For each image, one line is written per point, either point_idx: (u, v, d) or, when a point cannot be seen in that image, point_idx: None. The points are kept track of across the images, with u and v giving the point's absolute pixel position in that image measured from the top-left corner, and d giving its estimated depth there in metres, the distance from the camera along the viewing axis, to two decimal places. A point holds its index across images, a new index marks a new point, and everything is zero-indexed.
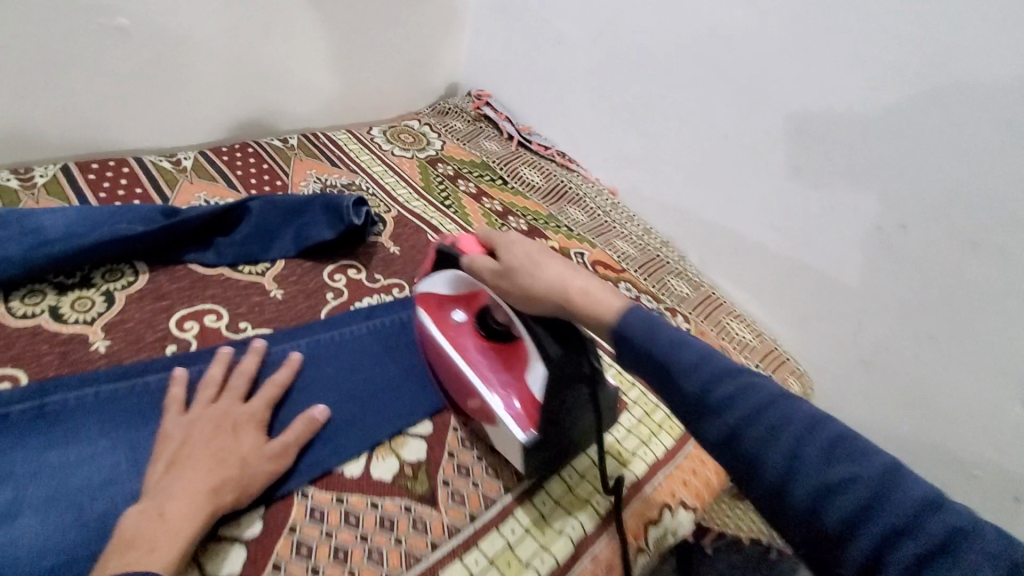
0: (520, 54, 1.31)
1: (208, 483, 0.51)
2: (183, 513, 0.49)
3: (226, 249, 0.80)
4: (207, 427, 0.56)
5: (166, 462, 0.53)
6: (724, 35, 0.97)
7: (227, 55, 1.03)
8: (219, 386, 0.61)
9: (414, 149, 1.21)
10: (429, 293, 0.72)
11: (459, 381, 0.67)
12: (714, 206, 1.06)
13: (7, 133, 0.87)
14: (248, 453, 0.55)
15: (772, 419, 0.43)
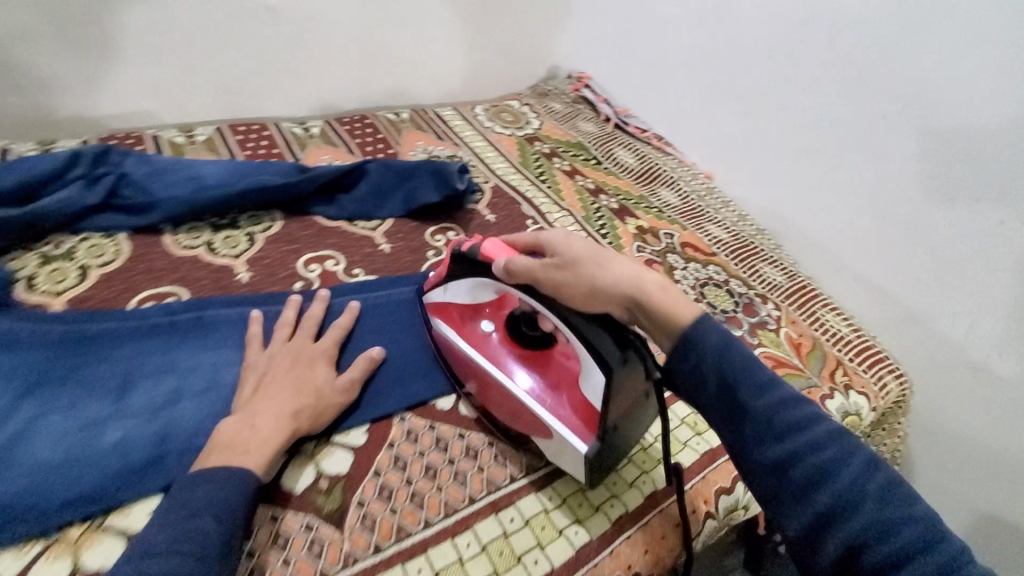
0: (625, 37, 1.32)
1: (289, 409, 0.57)
2: (278, 422, 0.56)
3: (346, 205, 0.90)
4: (286, 359, 0.62)
5: (252, 386, 0.60)
6: (840, 14, 0.94)
7: (355, 35, 1.14)
8: (291, 327, 0.67)
9: (514, 127, 1.26)
10: (448, 305, 0.69)
11: (498, 393, 0.63)
12: (817, 195, 1.03)
13: (179, 96, 1.03)
14: (322, 385, 0.61)
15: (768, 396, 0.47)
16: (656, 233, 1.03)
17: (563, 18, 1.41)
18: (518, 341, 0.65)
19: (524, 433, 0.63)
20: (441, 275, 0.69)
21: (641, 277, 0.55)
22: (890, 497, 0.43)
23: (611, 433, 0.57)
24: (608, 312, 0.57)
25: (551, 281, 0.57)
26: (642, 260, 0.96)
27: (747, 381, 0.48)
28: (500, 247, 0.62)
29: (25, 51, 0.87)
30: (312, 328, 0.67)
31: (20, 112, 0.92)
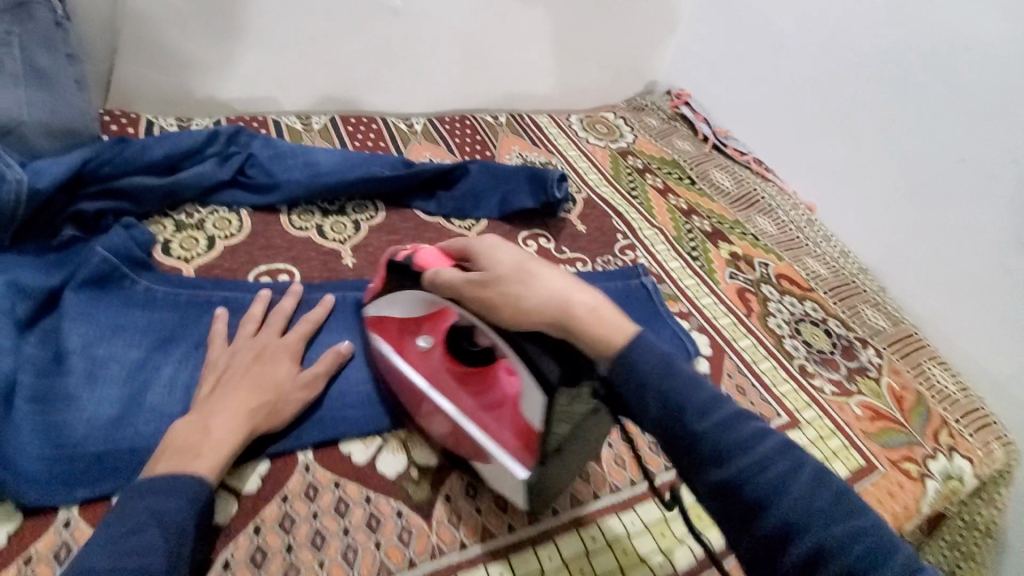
0: (732, 56, 1.29)
1: (249, 405, 0.55)
2: (235, 419, 0.54)
3: (445, 202, 0.93)
4: (247, 355, 0.60)
5: (211, 383, 0.58)
6: (977, 50, 0.91)
7: (465, 39, 1.18)
8: (257, 323, 0.65)
9: (608, 139, 1.26)
10: (381, 318, 0.65)
11: (432, 412, 0.60)
12: (926, 239, 0.98)
13: (299, 85, 1.09)
14: (283, 381, 0.59)
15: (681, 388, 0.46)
16: (750, 261, 1.00)
17: (669, 33, 1.40)
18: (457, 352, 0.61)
19: (464, 455, 0.59)
20: (376, 292, 0.67)
21: (598, 316, 0.51)
22: (824, 489, 0.42)
23: (552, 459, 0.52)
24: (546, 332, 0.53)
25: (490, 295, 0.55)
26: (734, 287, 0.94)
27: (733, 443, 0.44)
28: (435, 254, 0.63)
29: (179, 35, 0.95)
30: (279, 328, 0.65)
31: (165, 91, 1.00)
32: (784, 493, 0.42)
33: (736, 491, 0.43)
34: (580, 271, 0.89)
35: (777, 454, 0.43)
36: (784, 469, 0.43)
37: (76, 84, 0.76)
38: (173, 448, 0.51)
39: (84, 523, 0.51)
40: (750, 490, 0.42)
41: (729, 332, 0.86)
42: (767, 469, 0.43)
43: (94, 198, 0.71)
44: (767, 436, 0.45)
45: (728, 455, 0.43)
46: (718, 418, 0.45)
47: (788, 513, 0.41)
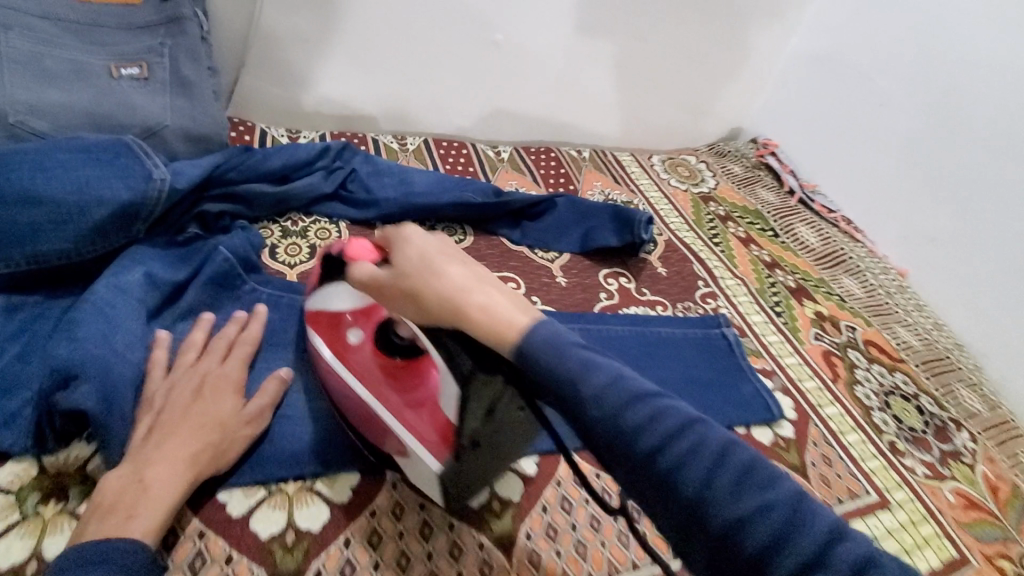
0: (824, 110, 1.28)
1: (190, 451, 0.51)
2: (173, 472, 0.49)
3: (531, 232, 0.94)
4: (187, 392, 0.55)
5: (146, 427, 0.53)
6: None
7: (559, 74, 1.21)
8: (198, 351, 0.60)
9: (689, 183, 1.25)
10: (320, 313, 0.64)
11: (360, 414, 0.58)
12: None
13: (399, 106, 1.15)
14: (226, 419, 0.54)
15: (592, 391, 0.41)
16: (836, 322, 0.96)
17: (759, 82, 1.39)
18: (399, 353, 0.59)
19: (384, 450, 0.57)
20: (313, 288, 0.66)
21: (441, 277, 0.48)
22: (747, 475, 0.38)
23: (470, 449, 0.53)
24: (461, 331, 0.51)
25: (395, 293, 0.52)
26: (820, 349, 0.90)
27: (653, 436, 0.39)
28: (366, 247, 0.59)
29: (299, 53, 1.02)
30: (223, 351, 0.61)
31: (279, 104, 1.06)
32: (723, 489, 0.37)
33: (666, 488, 0.38)
34: (660, 315, 0.88)
35: (702, 440, 0.39)
36: (709, 454, 0.38)
37: (214, 95, 0.83)
38: (104, 508, 0.47)
39: (216, 535, 0.51)
40: (682, 482, 0.38)
41: (814, 398, 0.82)
42: (695, 461, 0.38)
43: (216, 201, 0.77)
44: (683, 419, 0.40)
45: (646, 446, 0.39)
46: (621, 402, 0.40)
47: (722, 503, 0.37)
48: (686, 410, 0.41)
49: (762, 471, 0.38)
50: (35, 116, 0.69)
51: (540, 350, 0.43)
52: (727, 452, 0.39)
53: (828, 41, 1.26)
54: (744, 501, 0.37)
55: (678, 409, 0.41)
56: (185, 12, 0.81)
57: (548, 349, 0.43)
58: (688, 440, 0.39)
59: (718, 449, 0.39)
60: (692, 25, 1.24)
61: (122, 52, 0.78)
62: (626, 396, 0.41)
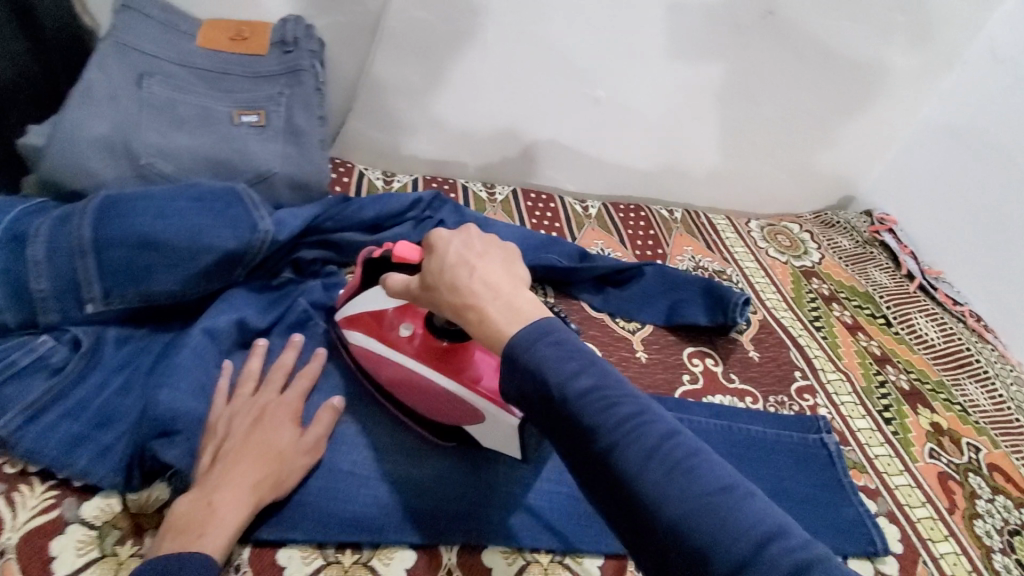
0: (961, 189, 1.15)
1: (253, 479, 0.52)
2: (239, 497, 0.51)
3: (613, 299, 0.90)
4: (246, 420, 0.57)
5: (209, 455, 0.54)
6: None
7: (660, 131, 1.17)
8: (256, 382, 0.62)
9: (789, 254, 1.15)
10: (359, 316, 0.65)
11: (430, 395, 0.61)
12: None
13: (491, 155, 1.15)
14: (286, 448, 0.56)
15: (613, 429, 0.39)
16: (955, 439, 0.84)
17: (878, 151, 1.28)
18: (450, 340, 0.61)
19: (456, 425, 0.62)
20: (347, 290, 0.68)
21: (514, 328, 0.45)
22: (775, 540, 0.35)
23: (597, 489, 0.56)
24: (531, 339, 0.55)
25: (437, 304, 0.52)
26: (935, 470, 0.79)
27: (673, 493, 0.36)
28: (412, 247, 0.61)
29: (403, 101, 1.05)
30: (281, 383, 0.62)
31: (379, 146, 1.10)
32: (732, 536, 0.35)
33: (672, 539, 0.36)
34: (749, 408, 0.81)
35: (724, 499, 0.36)
36: (712, 502, 0.36)
37: (320, 143, 0.85)
38: (175, 529, 0.49)
39: (250, 569, 0.52)
40: (687, 533, 0.35)
41: (926, 531, 0.72)
42: (699, 509, 0.36)
43: (312, 248, 0.79)
44: (712, 482, 0.37)
45: (648, 488, 0.37)
46: (645, 449, 0.38)
47: (729, 555, 0.34)
48: (697, 452, 0.39)
49: (768, 519, 0.36)
50: (164, 160, 0.76)
51: (558, 377, 0.41)
52: (750, 516, 0.36)
53: (967, 117, 1.14)
54: (751, 552, 0.34)
55: (688, 452, 0.38)
56: (303, 64, 0.87)
57: (570, 385, 0.41)
58: (710, 499, 0.36)
59: (742, 510, 0.36)
60: (810, 87, 1.16)
61: (246, 100, 0.84)
62: (638, 437, 0.38)
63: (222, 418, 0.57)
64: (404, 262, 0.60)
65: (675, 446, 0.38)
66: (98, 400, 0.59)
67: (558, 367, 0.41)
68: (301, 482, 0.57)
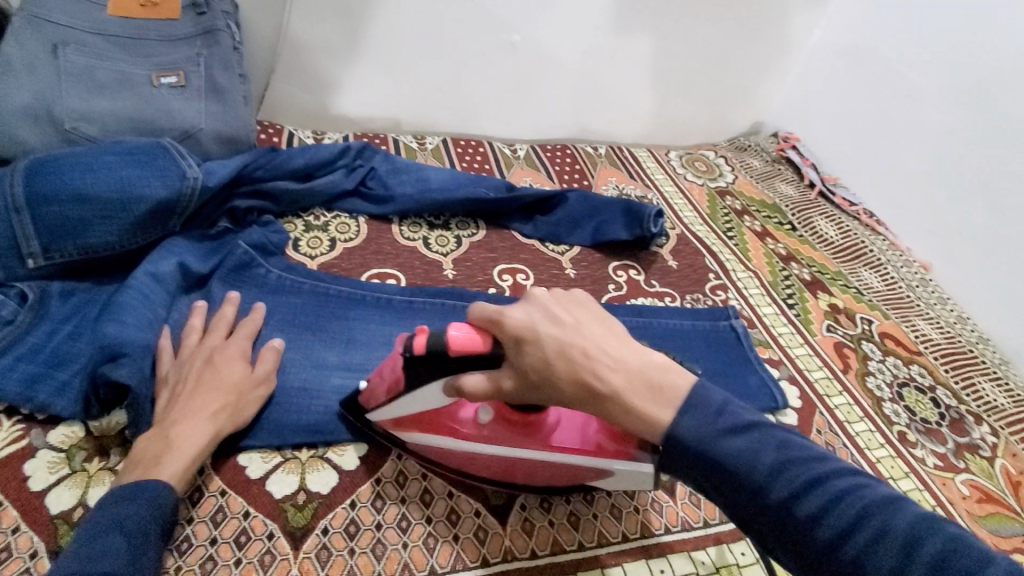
0: (851, 101, 1.26)
1: (211, 410, 0.55)
2: (200, 427, 0.54)
3: (542, 226, 0.97)
4: (197, 362, 0.60)
5: (167, 396, 0.58)
6: None
7: (578, 73, 1.23)
8: (202, 331, 0.64)
9: (706, 177, 1.25)
10: (415, 415, 0.58)
11: (557, 470, 0.57)
12: None
13: (419, 108, 1.19)
14: (239, 381, 0.59)
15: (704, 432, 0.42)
16: (851, 315, 0.95)
17: (779, 77, 1.39)
18: (499, 405, 0.55)
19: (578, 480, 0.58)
20: (376, 388, 0.57)
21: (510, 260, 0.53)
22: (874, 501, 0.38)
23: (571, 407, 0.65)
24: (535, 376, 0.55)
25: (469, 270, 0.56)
26: (832, 341, 0.90)
27: (772, 479, 0.40)
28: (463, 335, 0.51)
29: (326, 59, 1.08)
30: (225, 329, 0.64)
31: (307, 107, 1.13)
32: (831, 505, 0.38)
33: (737, 479, 0.41)
34: (668, 306, 0.89)
35: (821, 476, 0.39)
36: (765, 444, 0.42)
37: (243, 100, 0.89)
38: (135, 463, 0.52)
39: (215, 471, 0.57)
40: (750, 471, 0.41)
41: (822, 388, 0.82)
42: (756, 450, 0.41)
43: (246, 198, 0.83)
44: (800, 461, 0.40)
45: (716, 444, 0.42)
46: (736, 444, 0.42)
47: (788, 482, 0.40)
48: (741, 406, 0.44)
49: (857, 482, 0.39)
50: (86, 123, 0.78)
51: (623, 369, 0.45)
52: (850, 484, 0.39)
53: (853, 35, 1.25)
54: (807, 477, 0.40)
55: (731, 405, 0.44)
56: (218, 24, 0.88)
57: (653, 404, 0.44)
58: (807, 477, 0.39)
59: (844, 483, 0.39)
60: (712, 20, 1.24)
61: (164, 62, 0.85)
62: (727, 436, 0.42)
63: (174, 362, 0.60)
64: (471, 355, 0.50)
65: (764, 438, 0.42)
66: (51, 343, 0.62)
67: (674, 415, 0.44)
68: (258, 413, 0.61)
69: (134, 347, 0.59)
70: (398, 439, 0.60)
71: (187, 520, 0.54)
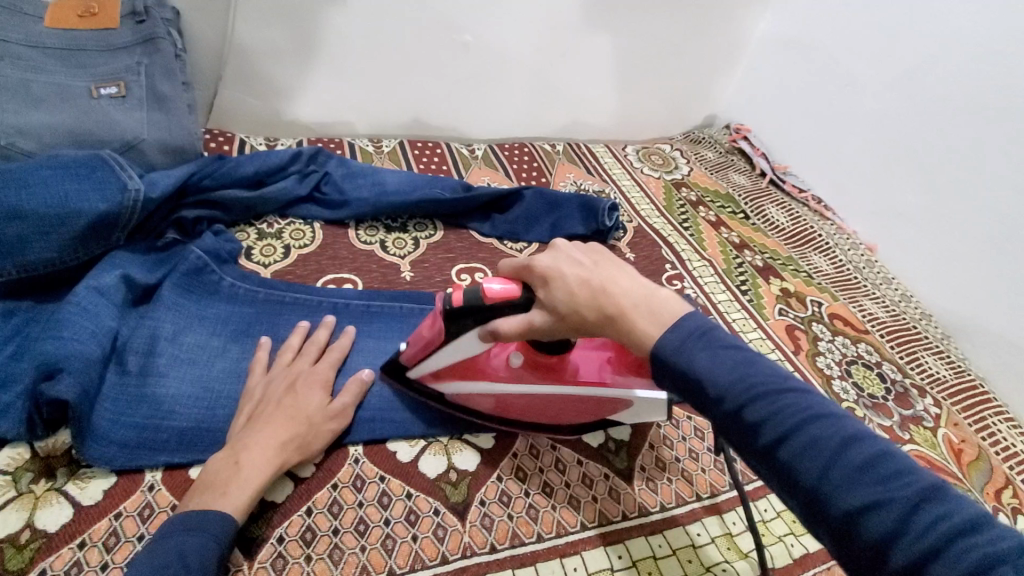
0: (798, 92, 1.30)
1: (280, 439, 0.55)
2: (266, 456, 0.54)
3: (499, 224, 0.97)
4: (281, 384, 0.61)
5: (246, 416, 0.59)
6: None
7: (532, 71, 1.24)
8: (294, 352, 0.66)
9: (662, 170, 1.27)
10: (453, 365, 0.63)
11: (581, 407, 0.65)
12: (992, 291, 0.97)
13: (373, 110, 1.18)
14: (314, 413, 0.59)
15: (760, 408, 0.41)
16: (802, 298, 0.98)
17: (728, 71, 1.43)
18: (530, 350, 0.62)
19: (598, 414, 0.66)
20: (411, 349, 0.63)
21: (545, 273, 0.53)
22: (938, 510, 0.35)
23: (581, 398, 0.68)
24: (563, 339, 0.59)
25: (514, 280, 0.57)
26: (784, 324, 0.93)
27: (827, 467, 0.38)
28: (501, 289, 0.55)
29: (275, 65, 1.06)
30: (315, 354, 0.65)
31: (259, 114, 1.11)
32: (886, 505, 0.36)
33: (850, 527, 0.37)
34: None
35: (882, 476, 0.37)
36: (894, 494, 0.36)
37: (187, 108, 0.88)
38: (203, 485, 0.52)
39: (165, 487, 0.57)
40: (869, 522, 0.36)
41: None
42: (878, 500, 0.36)
43: (194, 207, 0.82)
44: (865, 456, 0.38)
45: (823, 480, 0.38)
46: (795, 428, 0.40)
47: (913, 546, 0.34)
48: (868, 444, 0.38)
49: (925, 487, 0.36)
50: (24, 138, 0.76)
51: (713, 377, 0.43)
52: (917, 489, 0.36)
53: (798, 28, 1.29)
54: (941, 544, 0.34)
55: (856, 442, 0.38)
56: (160, 32, 0.86)
57: (710, 373, 0.43)
58: (868, 474, 0.37)
59: (911, 488, 0.36)
60: (661, 16, 1.26)
61: (102, 72, 0.83)
62: (790, 419, 0.40)
63: (261, 381, 0.62)
64: (509, 303, 0.55)
65: (828, 426, 0.39)
66: None
67: (727, 390, 0.43)
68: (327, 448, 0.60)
69: (77, 363, 0.57)
70: (437, 393, 0.65)
71: (137, 538, 0.53)
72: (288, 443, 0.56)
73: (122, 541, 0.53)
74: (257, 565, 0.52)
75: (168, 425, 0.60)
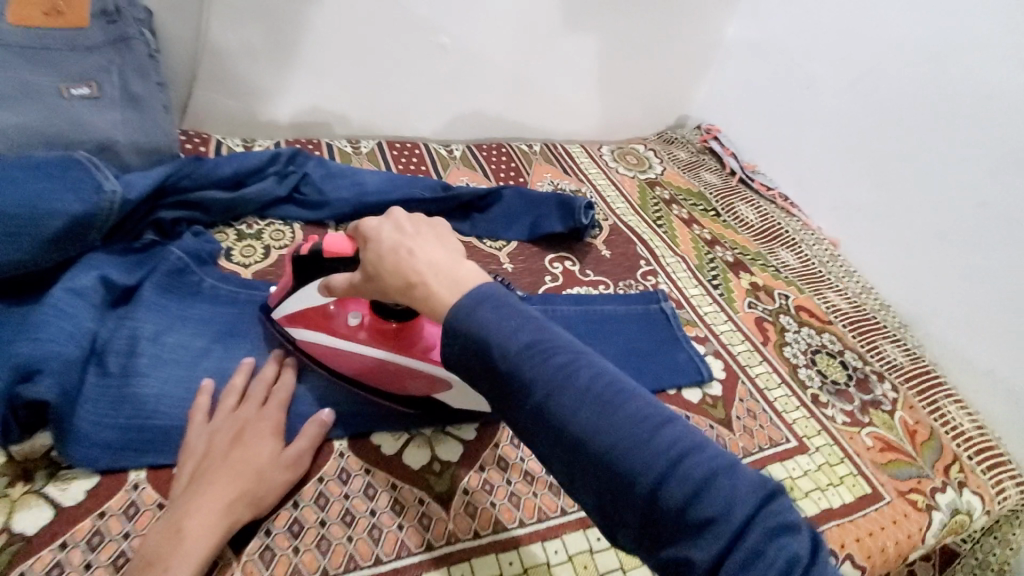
0: (765, 93, 1.35)
1: (226, 499, 0.52)
2: (211, 518, 0.51)
3: (478, 223, 0.99)
4: (226, 437, 0.57)
5: (189, 474, 0.55)
6: (989, 92, 0.95)
7: (508, 73, 1.27)
8: (240, 395, 0.62)
9: (636, 170, 1.30)
10: (303, 314, 0.68)
11: (373, 373, 0.67)
12: (943, 282, 1.03)
13: (351, 112, 1.19)
14: (264, 465, 0.56)
15: (566, 390, 0.42)
16: (769, 291, 1.02)
17: (698, 73, 1.47)
18: (374, 314, 0.68)
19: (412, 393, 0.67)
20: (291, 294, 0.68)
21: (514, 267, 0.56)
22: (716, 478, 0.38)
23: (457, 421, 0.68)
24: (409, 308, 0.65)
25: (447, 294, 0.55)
26: (752, 316, 0.97)
27: (629, 444, 0.39)
28: (344, 242, 0.62)
29: (250, 65, 1.06)
30: (262, 398, 0.62)
31: (233, 115, 1.11)
32: (671, 474, 0.38)
33: (650, 499, 0.38)
34: (603, 293, 0.93)
35: (673, 446, 0.39)
36: (680, 464, 0.39)
37: (163, 108, 0.88)
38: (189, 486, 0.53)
39: (150, 486, 0.57)
40: (665, 491, 0.38)
41: (744, 359, 0.89)
42: (667, 470, 0.38)
43: (171, 208, 0.81)
44: (660, 433, 0.40)
45: (621, 454, 0.39)
46: (605, 411, 0.41)
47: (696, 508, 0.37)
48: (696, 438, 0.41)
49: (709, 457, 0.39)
50: None
51: (515, 356, 0.43)
52: (702, 461, 0.39)
53: (762, 31, 1.34)
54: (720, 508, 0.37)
55: (673, 435, 0.40)
56: (132, 32, 0.87)
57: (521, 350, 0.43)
58: (663, 452, 0.39)
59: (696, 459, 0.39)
60: (632, 19, 1.30)
61: (73, 71, 0.82)
62: (603, 402, 0.41)
63: (205, 431, 0.58)
64: (342, 257, 0.62)
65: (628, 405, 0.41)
66: None
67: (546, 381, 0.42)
68: (281, 498, 0.57)
69: (57, 364, 0.57)
70: (292, 340, 0.69)
71: (123, 536, 0.53)
72: (235, 502, 0.52)
73: (106, 539, 0.53)
74: (245, 559, 0.53)
75: (150, 426, 0.60)
